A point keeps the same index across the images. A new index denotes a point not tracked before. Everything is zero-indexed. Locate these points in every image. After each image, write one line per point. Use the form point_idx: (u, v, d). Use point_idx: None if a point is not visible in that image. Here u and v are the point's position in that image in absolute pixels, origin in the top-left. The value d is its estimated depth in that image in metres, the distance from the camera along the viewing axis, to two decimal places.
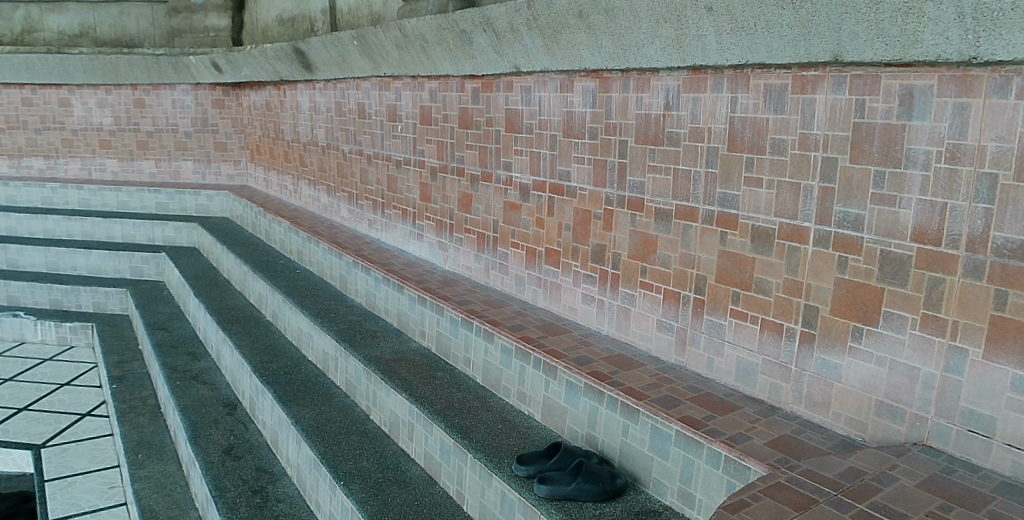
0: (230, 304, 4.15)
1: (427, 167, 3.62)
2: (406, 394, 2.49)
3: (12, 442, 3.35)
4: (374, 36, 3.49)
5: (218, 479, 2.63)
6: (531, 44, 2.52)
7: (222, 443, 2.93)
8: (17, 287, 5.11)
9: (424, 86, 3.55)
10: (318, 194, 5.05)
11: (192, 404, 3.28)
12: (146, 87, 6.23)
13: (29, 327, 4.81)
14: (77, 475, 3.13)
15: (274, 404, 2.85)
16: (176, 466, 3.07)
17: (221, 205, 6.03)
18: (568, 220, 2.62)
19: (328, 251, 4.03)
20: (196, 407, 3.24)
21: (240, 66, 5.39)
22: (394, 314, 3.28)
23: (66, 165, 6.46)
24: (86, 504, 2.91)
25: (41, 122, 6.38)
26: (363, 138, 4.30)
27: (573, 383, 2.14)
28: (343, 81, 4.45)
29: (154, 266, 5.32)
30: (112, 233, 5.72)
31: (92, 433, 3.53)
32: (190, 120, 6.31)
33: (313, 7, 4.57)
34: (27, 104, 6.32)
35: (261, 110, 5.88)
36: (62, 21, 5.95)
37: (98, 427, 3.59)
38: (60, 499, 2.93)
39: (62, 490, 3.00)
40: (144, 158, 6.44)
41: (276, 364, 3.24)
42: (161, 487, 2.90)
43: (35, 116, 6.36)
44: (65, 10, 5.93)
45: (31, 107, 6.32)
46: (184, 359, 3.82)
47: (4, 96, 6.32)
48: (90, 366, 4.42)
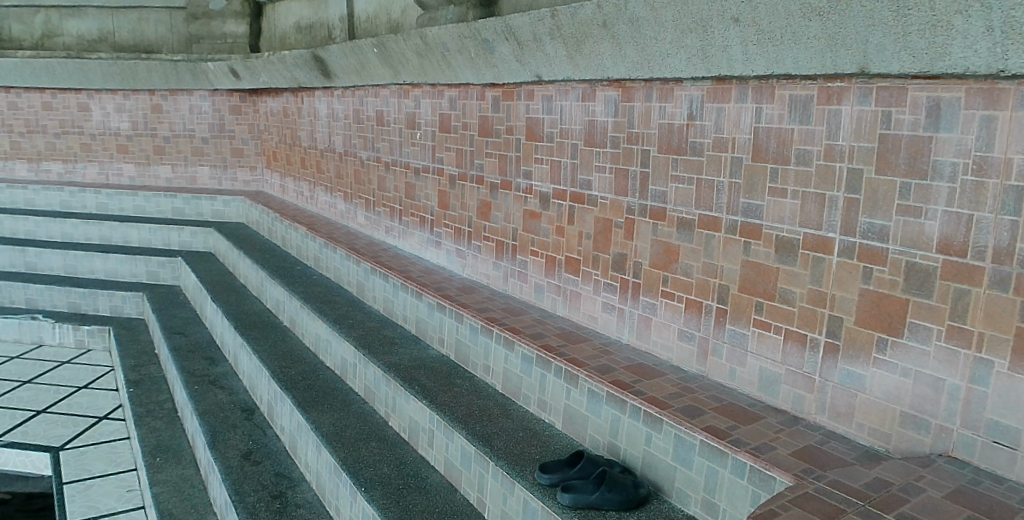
0: (248, 310, 4.21)
1: (446, 175, 3.65)
2: (426, 401, 2.50)
3: (31, 444, 3.42)
4: (395, 44, 3.53)
5: (238, 484, 2.66)
6: (554, 53, 2.53)
7: (240, 448, 2.97)
8: (35, 291, 5.22)
9: (443, 95, 3.59)
10: (335, 201, 5.11)
11: (211, 408, 3.33)
12: (164, 93, 6.36)
13: (47, 331, 4.90)
14: (95, 478, 3.19)
15: (293, 409, 2.88)
16: (193, 471, 3.11)
17: (237, 211, 6.13)
18: (589, 229, 2.63)
19: (345, 257, 4.07)
20: (213, 411, 3.29)
21: (259, 73, 5.49)
22: (411, 320, 3.31)
23: (85, 169, 6.62)
24: (104, 508, 2.96)
25: (60, 126, 6.52)
26: (381, 145, 4.34)
27: (595, 392, 2.15)
28: (361, 88, 4.51)
29: (170, 271, 5.42)
30: (129, 237, 5.82)
31: (109, 436, 3.58)
32: (207, 126, 6.45)
33: (332, 15, 4.65)
34: (47, 108, 6.48)
35: (279, 116, 5.97)
36: (81, 26, 6.09)
37: (115, 430, 3.65)
38: (79, 502, 2.99)
39: (81, 493, 3.05)
40: (161, 163, 6.57)
41: (295, 370, 3.28)
42: (180, 492, 2.94)
43: (55, 120, 6.51)
44: (85, 16, 6.07)
45: (50, 111, 6.47)
46: (201, 363, 3.88)
47: (25, 100, 6.48)
48: (106, 369, 4.51)
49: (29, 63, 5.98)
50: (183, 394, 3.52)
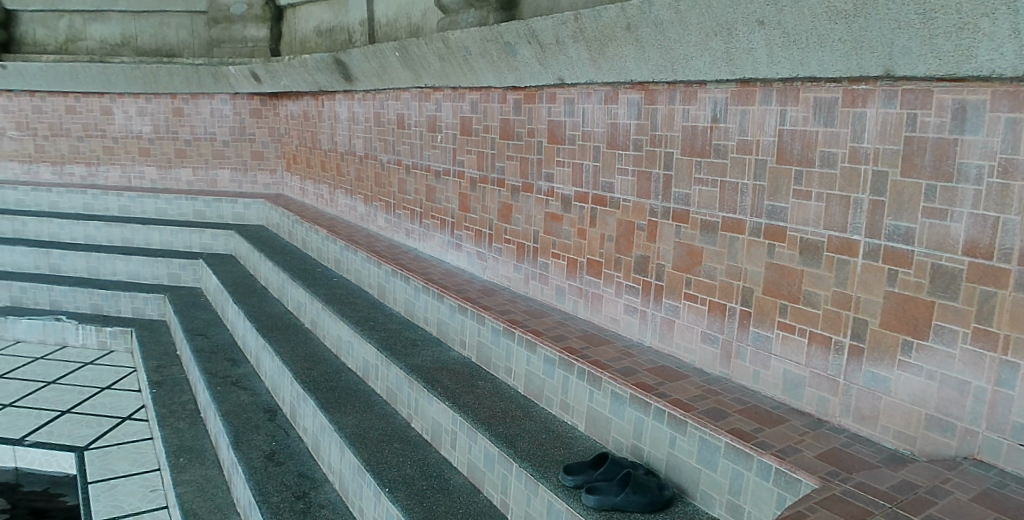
0: (270, 312, 4.27)
1: (467, 177, 3.67)
2: (449, 403, 2.52)
3: (56, 444, 3.51)
4: (417, 47, 3.57)
5: (262, 485, 2.70)
6: (576, 56, 2.54)
7: (264, 448, 3.01)
8: (59, 292, 5.35)
9: (464, 98, 3.61)
10: (355, 204, 5.16)
11: (234, 409, 3.38)
12: (186, 97, 6.50)
13: (71, 332, 5.02)
14: (119, 477, 3.25)
15: (316, 410, 2.92)
16: (217, 471, 3.16)
17: (257, 214, 6.22)
18: (611, 231, 2.63)
19: (366, 259, 4.11)
20: (236, 412, 3.34)
21: (279, 77, 5.58)
22: (433, 322, 3.34)
23: (108, 172, 6.76)
24: (128, 507, 3.02)
25: (83, 130, 6.68)
26: (402, 148, 4.38)
27: (618, 394, 2.15)
28: (382, 92, 4.55)
29: (192, 273, 5.51)
30: (151, 239, 5.94)
31: (133, 436, 3.66)
32: (228, 129, 6.56)
33: (351, 19, 4.75)
34: (70, 112, 6.63)
35: (299, 119, 6.05)
36: (104, 30, 6.28)
37: (138, 431, 3.73)
38: (104, 501, 3.05)
39: (106, 492, 3.12)
40: (182, 166, 6.70)
41: (317, 372, 3.32)
42: (204, 492, 2.99)
43: (78, 124, 6.66)
44: (108, 20, 6.26)
45: (74, 115, 6.62)
46: (223, 365, 3.94)
47: (48, 104, 6.62)
48: (128, 370, 4.60)
49: (53, 67, 6.12)
50: (207, 395, 3.58)
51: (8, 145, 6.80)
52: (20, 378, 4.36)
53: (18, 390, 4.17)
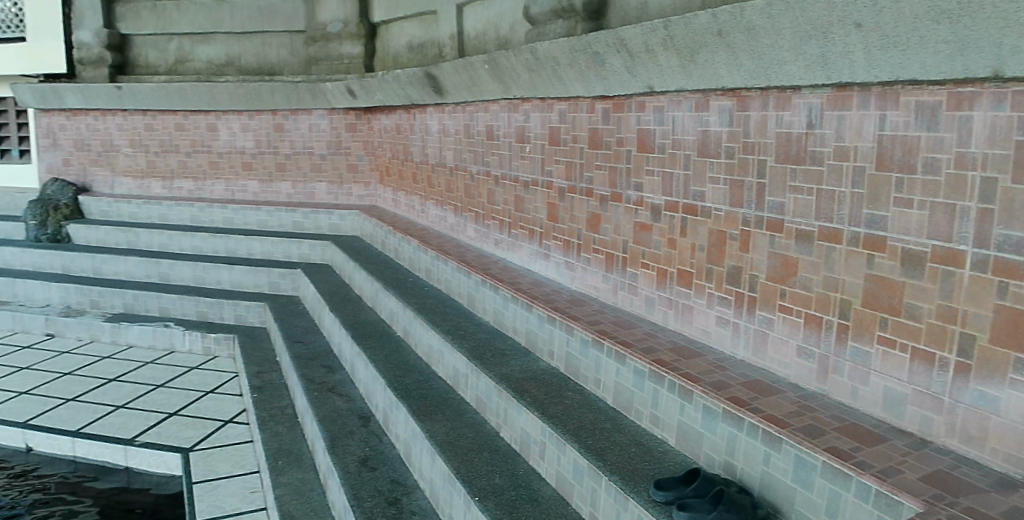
0: (365, 320, 4.45)
1: (556, 187, 3.69)
2: (538, 413, 2.54)
3: (165, 445, 3.81)
4: (506, 59, 3.66)
5: (357, 490, 2.82)
6: (666, 64, 2.52)
7: (358, 453, 3.14)
8: (167, 300, 5.79)
9: (553, 108, 3.64)
10: (445, 214, 5.30)
11: (329, 415, 3.55)
12: (286, 113, 6.93)
13: (178, 337, 5.43)
14: (221, 478, 3.48)
15: (408, 418, 3.02)
16: (312, 475, 3.32)
17: (352, 224, 6.50)
18: (702, 241, 2.57)
19: (457, 269, 4.21)
20: (332, 418, 3.50)
21: (374, 91, 5.87)
22: (521, 332, 3.37)
23: (213, 186, 7.29)
24: (230, 508, 3.22)
25: (192, 146, 7.25)
26: (491, 159, 4.47)
27: (709, 408, 2.09)
28: (471, 104, 4.68)
29: (290, 281, 5.83)
30: (252, 249, 6.33)
31: (234, 439, 3.92)
32: (325, 143, 6.92)
33: (440, 33, 5.24)
34: (179, 129, 7.23)
35: (391, 132, 6.31)
36: (210, 52, 7.18)
37: (239, 433, 3.99)
38: (208, 501, 3.27)
39: (209, 493, 3.35)
40: (282, 180, 7.12)
41: (409, 379, 3.43)
42: (300, 495, 3.15)
43: (187, 140, 7.25)
44: (214, 41, 7.15)
45: (183, 132, 7.22)
46: (320, 371, 4.14)
47: (159, 122, 7.25)
48: (231, 375, 4.93)
49: (165, 87, 6.85)
50: (304, 400, 3.77)
51: (123, 161, 7.45)
52: (132, 381, 4.78)
53: (130, 392, 4.57)
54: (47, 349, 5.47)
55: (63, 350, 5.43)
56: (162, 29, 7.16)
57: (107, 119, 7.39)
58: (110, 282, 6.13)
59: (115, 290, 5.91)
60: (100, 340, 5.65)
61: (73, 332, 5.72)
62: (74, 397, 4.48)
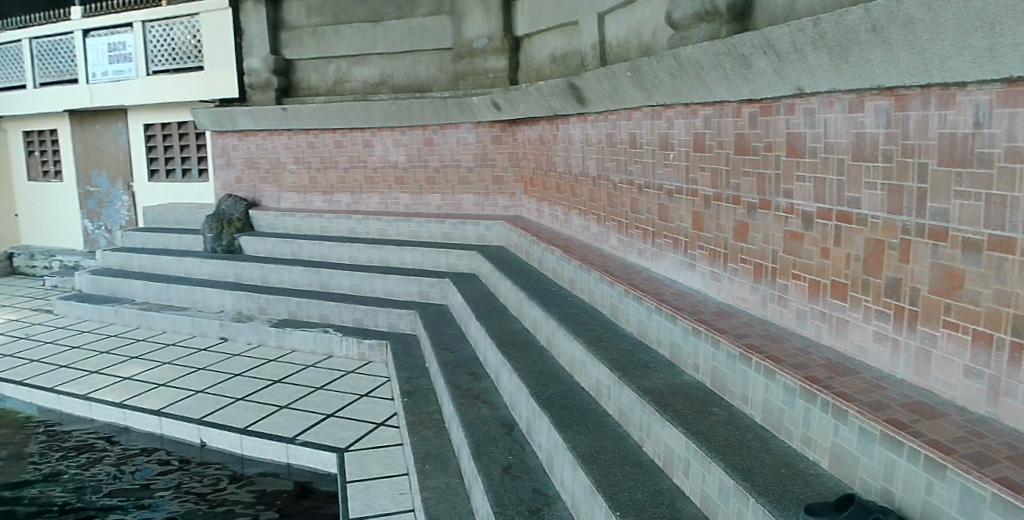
0: (509, 328, 4.60)
1: (701, 195, 3.60)
2: (682, 428, 2.50)
3: (323, 444, 4.17)
4: (649, 67, 3.66)
5: (500, 497, 2.93)
6: (816, 63, 2.39)
7: (501, 461, 3.25)
8: (327, 307, 6.32)
9: (697, 114, 3.56)
10: (588, 224, 5.33)
11: (474, 421, 3.71)
12: (435, 128, 7.35)
13: (336, 343, 5.93)
14: (374, 479, 3.75)
15: (551, 428, 3.08)
16: (458, 480, 3.48)
17: (498, 234, 6.73)
18: (858, 250, 2.40)
19: (599, 279, 4.24)
20: (477, 424, 3.66)
21: (518, 104, 6.11)
22: (665, 344, 3.33)
23: (369, 199, 7.87)
24: (381, 507, 3.46)
25: (349, 162, 7.90)
26: (634, 167, 4.44)
27: (866, 429, 1.95)
28: (614, 113, 4.69)
29: (439, 290, 6.15)
30: (404, 259, 6.75)
31: (386, 441, 4.21)
32: (472, 156, 7.24)
33: (579, 42, 5.43)
34: (338, 146, 7.91)
35: (535, 143, 6.48)
36: (365, 72, 7.86)
37: (390, 436, 4.28)
38: (361, 499, 3.54)
39: (362, 492, 3.61)
40: (431, 192, 7.54)
41: (552, 389, 3.50)
42: (446, 498, 3.32)
43: (345, 156, 7.90)
44: (369, 62, 7.82)
45: (342, 148, 7.89)
46: (466, 378, 4.35)
47: (321, 140, 7.99)
48: (383, 380, 5.31)
49: (325, 105, 7.56)
50: (451, 406, 3.96)
51: (289, 178, 8.27)
52: (295, 383, 5.29)
53: (293, 393, 5.06)
54: (222, 351, 6.20)
55: (234, 354, 6.12)
56: (323, 53, 7.95)
57: (273, 138, 8.26)
58: (277, 290, 6.82)
59: (281, 298, 6.56)
60: (267, 344, 6.30)
61: (244, 336, 6.43)
62: (242, 397, 5.03)
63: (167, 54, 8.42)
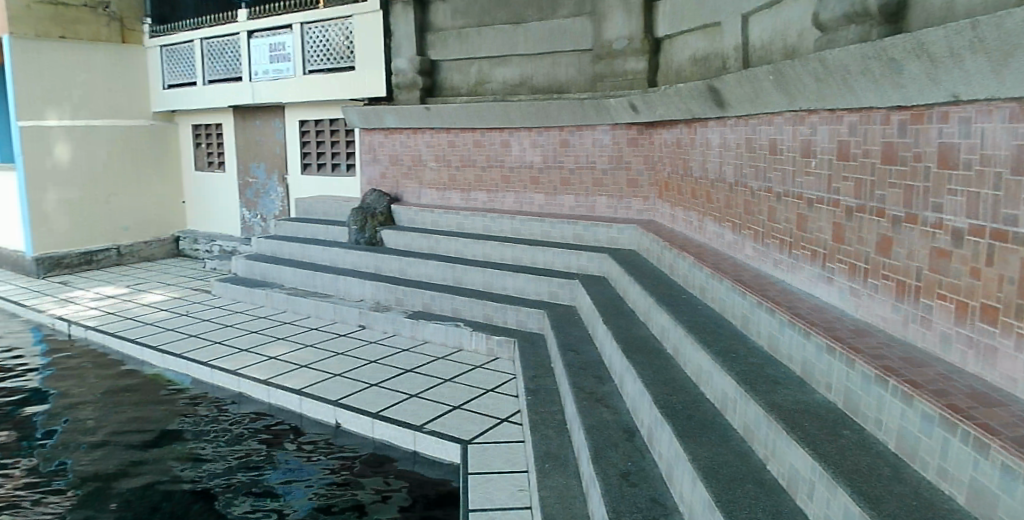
0: (636, 334, 4.62)
1: (842, 206, 3.42)
2: (808, 449, 2.43)
3: (448, 435, 4.42)
4: (792, 70, 3.55)
5: (617, 503, 2.99)
6: (974, 69, 2.22)
7: (620, 467, 3.30)
8: (459, 302, 6.63)
9: (842, 120, 3.39)
10: (723, 231, 5.18)
11: (595, 424, 3.79)
12: (572, 129, 7.48)
13: (466, 337, 6.23)
14: (494, 473, 3.91)
15: (672, 437, 3.10)
16: (575, 482, 3.57)
17: (630, 238, 6.73)
18: (1013, 272, 2.20)
19: (731, 289, 4.15)
20: (598, 428, 3.73)
21: (656, 106, 6.13)
22: (797, 361, 3.21)
23: (505, 198, 8.13)
24: (499, 502, 3.61)
25: (487, 160, 8.20)
26: (774, 174, 4.28)
27: (1009, 467, 1.81)
28: (754, 117, 4.56)
29: (568, 291, 6.27)
30: (536, 259, 6.92)
31: (508, 437, 4.38)
32: (608, 158, 7.29)
33: (720, 43, 5.33)
34: (477, 144, 8.24)
35: (672, 147, 6.40)
36: (505, 73, 8.17)
37: (513, 433, 4.45)
38: (481, 492, 3.71)
39: (482, 484, 3.79)
40: (566, 193, 7.66)
41: (676, 398, 3.50)
42: (563, 499, 3.41)
43: (483, 155, 8.22)
44: (509, 64, 8.12)
45: (480, 147, 8.21)
46: (590, 380, 4.44)
47: (461, 139, 8.37)
48: (509, 377, 5.52)
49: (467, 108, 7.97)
50: (574, 408, 4.06)
51: (430, 175, 8.73)
52: (425, 374, 5.62)
53: (423, 383, 5.39)
54: (360, 338, 6.70)
55: (371, 341, 6.59)
56: (467, 54, 8.36)
57: (417, 136, 8.76)
58: (414, 282, 7.23)
59: (416, 290, 6.95)
60: (402, 334, 6.73)
61: (381, 324, 6.89)
62: (376, 383, 5.42)
63: (321, 53, 9.09)
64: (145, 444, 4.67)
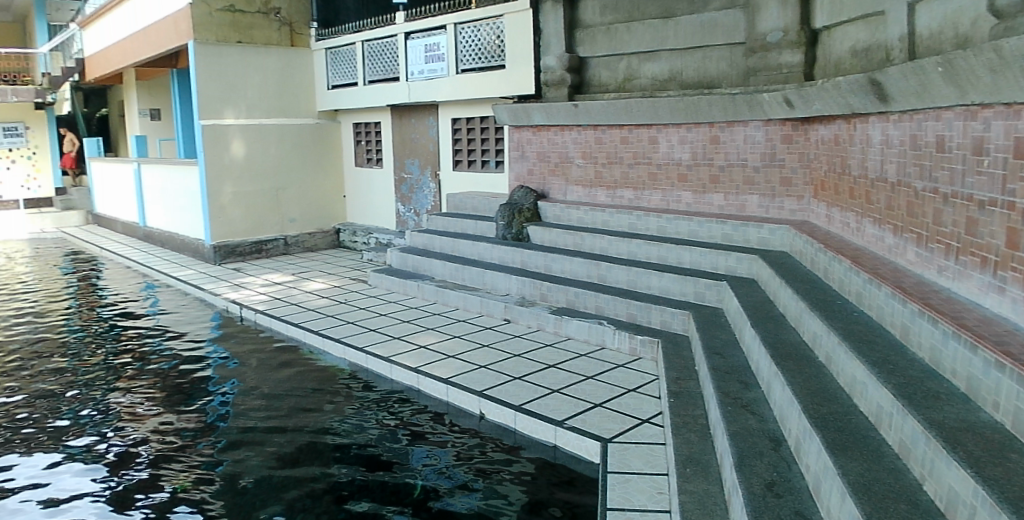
0: (786, 340, 4.51)
1: (1019, 209, 3.12)
2: (970, 471, 2.30)
3: (589, 432, 4.57)
4: (965, 60, 3.30)
5: (759, 512, 2.99)
6: None
7: (765, 477, 3.28)
8: (603, 299, 6.75)
9: (1021, 114, 3.09)
10: (883, 234, 4.82)
11: (739, 432, 3.77)
12: (722, 125, 7.31)
13: (609, 336, 6.35)
14: (634, 474, 4.00)
15: (820, 449, 3.04)
16: (717, 489, 3.57)
17: (782, 239, 6.47)
18: None
19: (890, 296, 3.93)
20: (742, 436, 3.72)
21: (813, 101, 5.91)
22: (962, 376, 3.00)
23: (651, 195, 8.10)
24: (638, 503, 3.69)
25: (634, 157, 8.22)
26: (940, 174, 3.96)
27: None
28: (920, 112, 4.25)
29: (715, 293, 6.20)
30: (682, 259, 6.87)
31: (649, 438, 4.46)
32: (760, 155, 7.04)
33: (883, 31, 4.99)
34: (625, 141, 8.29)
35: (829, 144, 6.07)
36: (655, 68, 8.17)
37: (654, 434, 4.52)
38: (621, 491, 3.82)
39: (622, 484, 3.90)
40: (715, 192, 7.49)
41: (827, 409, 3.40)
42: (703, 505, 3.44)
43: (630, 152, 8.25)
44: (659, 59, 8.11)
45: (627, 144, 8.26)
46: (736, 386, 4.41)
47: (608, 135, 8.47)
48: (652, 378, 5.58)
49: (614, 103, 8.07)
50: (719, 412, 4.07)
51: (577, 172, 8.92)
52: (568, 370, 5.82)
53: (566, 379, 5.60)
54: (506, 331, 7.04)
55: (517, 335, 6.91)
56: (616, 50, 8.47)
57: (564, 133, 8.98)
58: (559, 279, 7.46)
59: (561, 287, 7.15)
60: (546, 329, 6.99)
61: (526, 319, 7.19)
62: (519, 376, 5.70)
63: (475, 52, 9.51)
64: (319, 419, 5.29)
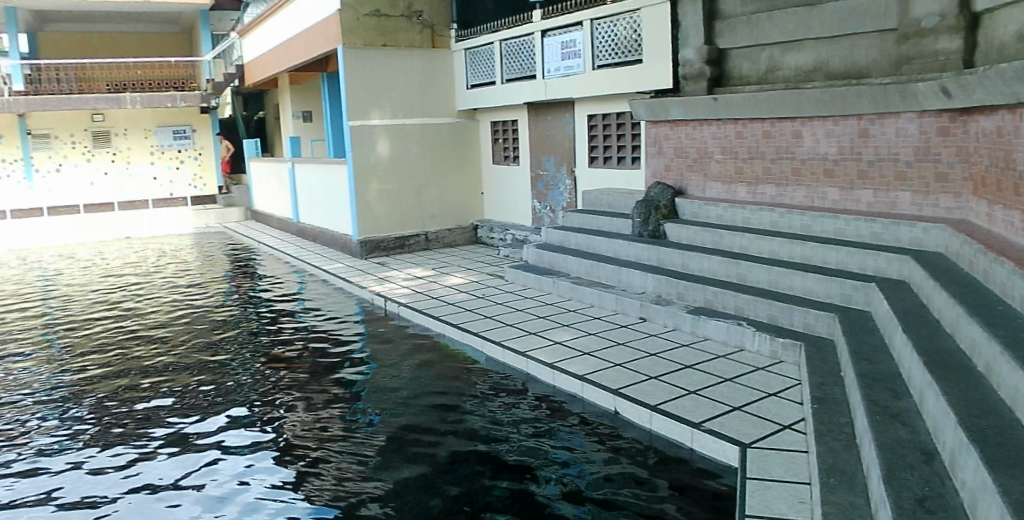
0: (940, 347, 4.29)
1: None
2: None
3: (728, 436, 4.62)
4: None
5: None
6: None
7: (916, 492, 3.19)
8: (742, 300, 6.68)
9: None
10: None
11: (888, 443, 3.67)
12: (872, 117, 6.94)
13: (748, 337, 6.29)
14: (774, 482, 4.00)
15: (977, 465, 2.92)
16: (863, 502, 3.49)
17: (937, 239, 6.06)
18: None
19: None
20: (892, 448, 3.62)
21: (974, 89, 5.57)
22: None
23: (794, 192, 7.82)
24: (779, 511, 3.68)
25: (776, 152, 7.99)
26: None
27: None
28: None
29: (863, 295, 5.95)
30: (828, 259, 6.62)
31: (790, 446, 4.44)
32: (913, 149, 6.62)
33: None
34: (766, 136, 8.08)
35: (991, 135, 5.60)
36: (799, 58, 7.87)
37: (796, 442, 4.49)
38: (762, 498, 3.84)
39: (762, 491, 3.91)
40: (863, 188, 7.12)
41: (986, 423, 3.25)
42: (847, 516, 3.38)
43: (773, 147, 8.02)
44: (803, 49, 7.81)
45: (769, 139, 8.04)
46: (886, 394, 4.28)
47: (749, 129, 8.28)
48: (794, 382, 5.49)
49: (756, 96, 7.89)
50: (866, 422, 3.98)
51: (715, 168, 8.80)
52: (705, 371, 5.86)
53: (703, 380, 5.65)
54: (641, 330, 7.16)
55: (653, 334, 7.01)
56: (757, 41, 8.25)
57: (703, 128, 8.88)
58: (695, 278, 7.44)
59: (698, 287, 7.16)
60: (682, 328, 7.03)
61: (662, 318, 7.26)
62: (655, 376, 5.83)
63: (612, 47, 9.70)
64: (466, 410, 5.72)
